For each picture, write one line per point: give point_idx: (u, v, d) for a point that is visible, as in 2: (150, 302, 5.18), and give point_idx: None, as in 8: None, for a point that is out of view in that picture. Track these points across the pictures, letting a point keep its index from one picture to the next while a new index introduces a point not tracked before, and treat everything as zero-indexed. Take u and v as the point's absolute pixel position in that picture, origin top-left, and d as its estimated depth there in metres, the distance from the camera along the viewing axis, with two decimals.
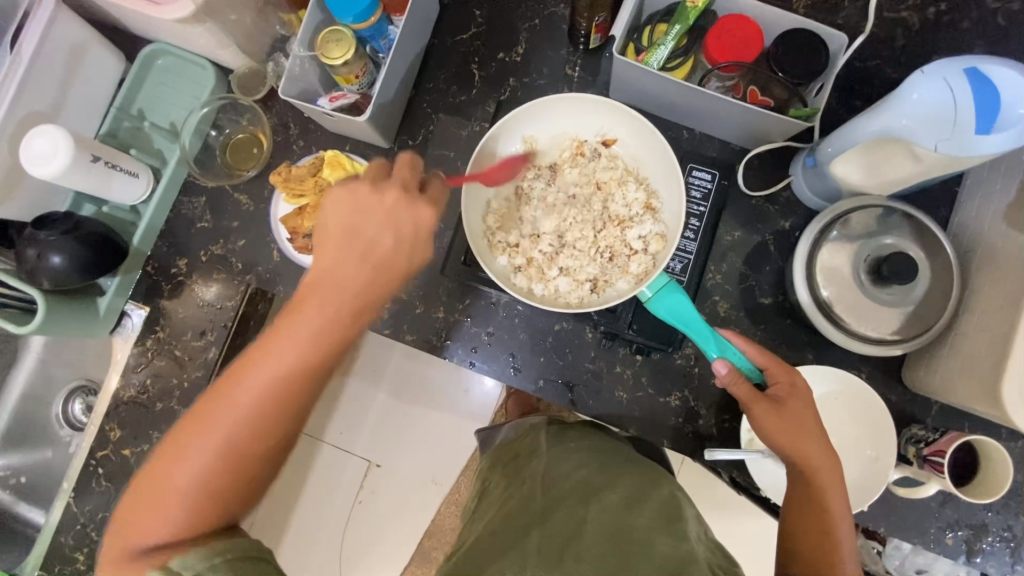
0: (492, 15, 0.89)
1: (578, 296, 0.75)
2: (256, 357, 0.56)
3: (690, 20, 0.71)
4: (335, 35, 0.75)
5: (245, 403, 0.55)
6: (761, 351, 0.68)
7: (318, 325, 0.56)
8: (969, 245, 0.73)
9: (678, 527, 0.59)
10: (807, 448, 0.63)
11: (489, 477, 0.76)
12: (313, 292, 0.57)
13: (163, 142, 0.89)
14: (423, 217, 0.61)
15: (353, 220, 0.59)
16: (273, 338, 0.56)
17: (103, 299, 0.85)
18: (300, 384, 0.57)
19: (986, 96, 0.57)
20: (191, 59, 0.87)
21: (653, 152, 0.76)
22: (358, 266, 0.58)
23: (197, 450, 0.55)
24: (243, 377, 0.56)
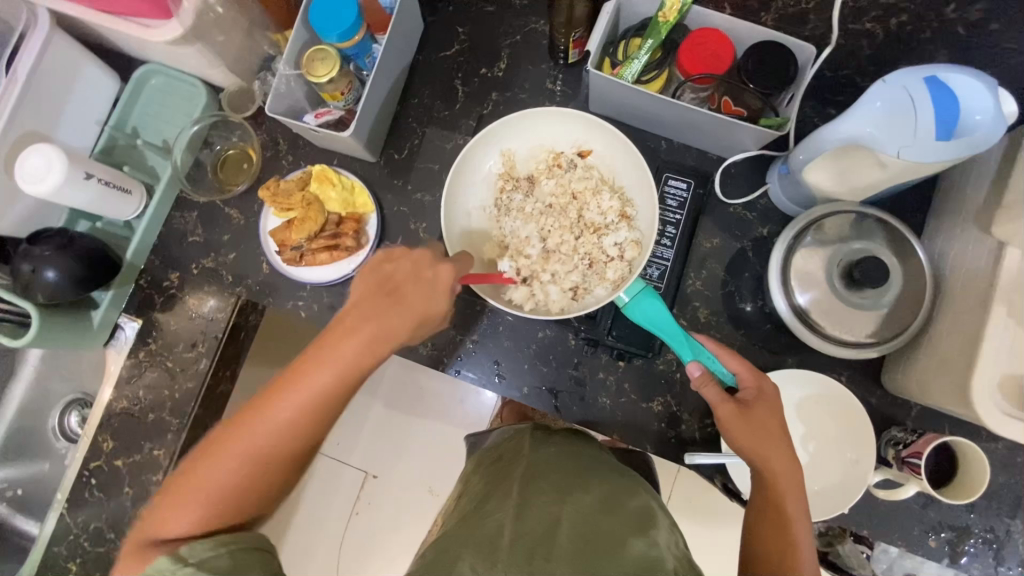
0: (475, 31, 0.91)
1: (559, 304, 0.77)
2: (291, 384, 0.56)
3: (662, 34, 0.74)
4: (319, 54, 0.78)
5: (277, 427, 0.56)
6: (735, 358, 0.69)
7: (352, 360, 0.57)
8: (942, 249, 0.75)
9: (649, 532, 0.61)
10: (769, 453, 0.64)
11: (469, 481, 0.77)
12: (352, 328, 0.58)
13: (156, 159, 0.92)
14: (445, 275, 0.64)
15: (387, 263, 0.63)
16: (307, 368, 0.57)
17: (96, 313, 0.87)
18: (331, 411, 0.58)
19: (944, 101, 0.59)
20: (183, 78, 0.90)
21: (627, 162, 0.78)
22: (396, 309, 0.59)
23: (222, 467, 0.56)
24: (276, 402, 0.56)
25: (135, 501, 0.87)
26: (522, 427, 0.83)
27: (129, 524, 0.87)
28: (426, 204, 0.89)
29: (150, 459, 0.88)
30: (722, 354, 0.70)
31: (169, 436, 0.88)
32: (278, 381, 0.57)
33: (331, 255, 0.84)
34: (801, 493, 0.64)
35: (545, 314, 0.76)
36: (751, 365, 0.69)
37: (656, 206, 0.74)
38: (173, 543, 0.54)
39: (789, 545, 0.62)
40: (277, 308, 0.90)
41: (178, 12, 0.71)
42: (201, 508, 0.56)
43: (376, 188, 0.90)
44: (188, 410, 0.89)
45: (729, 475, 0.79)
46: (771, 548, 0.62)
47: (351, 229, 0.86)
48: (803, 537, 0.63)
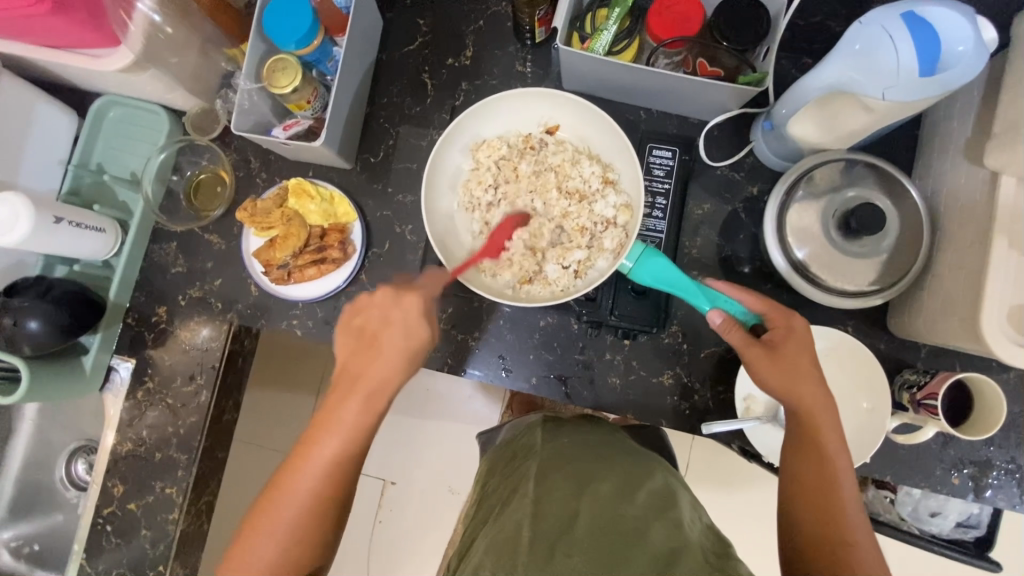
0: (437, 21, 0.89)
1: (564, 284, 0.75)
2: (309, 452, 0.60)
3: (629, 1, 0.72)
4: (279, 64, 0.75)
5: (303, 494, 0.59)
6: (759, 299, 0.69)
7: (359, 418, 0.61)
8: (935, 186, 0.74)
9: (670, 515, 0.60)
10: (802, 389, 0.64)
11: (487, 483, 0.76)
12: (349, 389, 0.62)
13: (127, 194, 0.88)
14: (412, 307, 0.64)
15: (357, 316, 0.65)
16: (319, 433, 0.61)
17: (87, 358, 0.85)
18: (350, 468, 0.61)
19: (925, 37, 0.57)
20: (142, 106, 0.87)
21: (597, 127, 0.76)
22: (381, 358, 0.62)
23: (263, 546, 0.59)
24: (299, 474, 0.60)
25: (154, 542, 0.86)
26: (534, 420, 0.83)
27: (151, 566, 0.85)
28: (409, 205, 0.87)
29: (163, 498, 0.86)
30: (738, 290, 0.70)
31: (179, 472, 0.86)
32: (293, 458, 0.61)
33: (319, 269, 0.83)
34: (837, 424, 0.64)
35: (554, 299, 0.74)
36: (775, 305, 0.69)
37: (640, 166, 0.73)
38: None
39: (832, 488, 0.61)
40: (271, 329, 0.88)
41: (127, 39, 0.68)
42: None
43: (356, 195, 0.88)
44: (195, 444, 0.87)
45: (747, 439, 0.78)
46: (810, 490, 0.61)
47: (336, 240, 0.84)
48: (846, 471, 0.62)
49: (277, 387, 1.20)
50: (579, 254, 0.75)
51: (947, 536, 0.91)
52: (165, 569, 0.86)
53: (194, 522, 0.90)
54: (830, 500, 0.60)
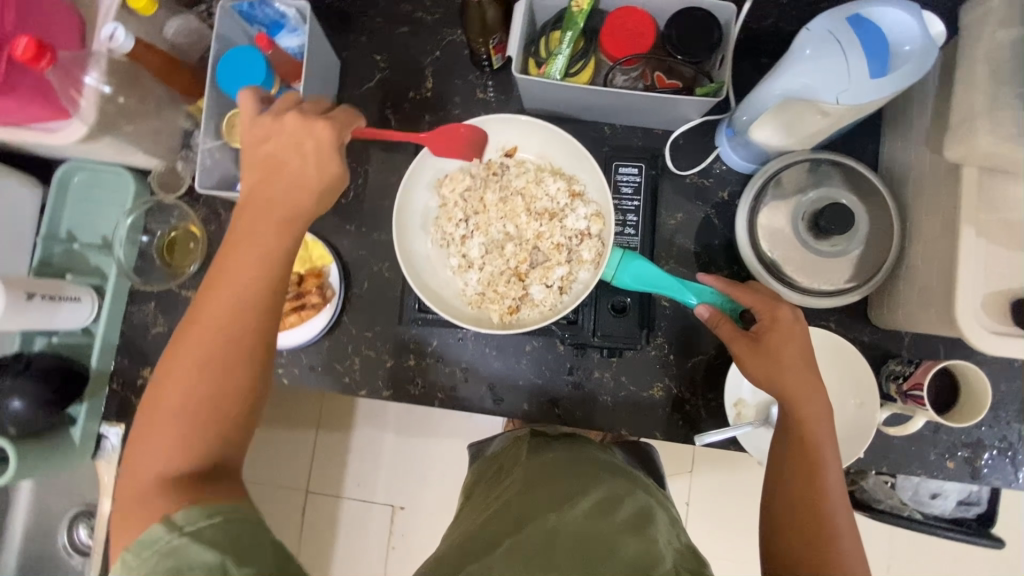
0: (394, 55, 0.89)
1: (551, 304, 0.72)
2: (218, 276, 0.58)
3: (580, 24, 0.72)
4: (237, 117, 0.76)
5: (215, 327, 0.56)
6: (745, 292, 0.66)
7: (265, 241, 0.59)
8: (901, 177, 0.74)
9: (647, 531, 0.60)
10: (785, 378, 0.62)
11: (473, 494, 0.78)
12: (256, 211, 0.60)
13: (99, 258, 0.88)
14: (322, 135, 0.62)
15: (260, 144, 0.62)
16: (228, 260, 0.59)
17: (76, 428, 0.85)
18: (262, 304, 0.58)
19: (872, 40, 0.58)
20: (105, 169, 0.86)
21: (556, 142, 0.74)
22: (282, 183, 0.61)
23: (175, 391, 0.55)
24: (209, 302, 0.57)
25: None
26: (519, 434, 0.82)
27: None
28: (384, 243, 0.87)
29: None
30: (728, 286, 0.68)
31: None
32: (204, 294, 0.58)
33: (300, 315, 0.82)
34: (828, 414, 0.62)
35: (544, 319, 0.71)
36: (760, 294, 0.66)
37: (602, 174, 0.71)
38: (160, 471, 0.53)
39: (813, 479, 0.59)
40: None
41: (78, 112, 0.68)
42: (176, 435, 0.55)
43: (330, 238, 0.87)
44: None
45: (740, 444, 0.79)
46: (790, 478, 0.60)
47: (314, 285, 0.83)
48: (834, 459, 0.61)
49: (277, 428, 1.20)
50: (557, 271, 0.72)
51: (949, 515, 0.91)
52: None
53: None
54: (810, 492, 0.59)
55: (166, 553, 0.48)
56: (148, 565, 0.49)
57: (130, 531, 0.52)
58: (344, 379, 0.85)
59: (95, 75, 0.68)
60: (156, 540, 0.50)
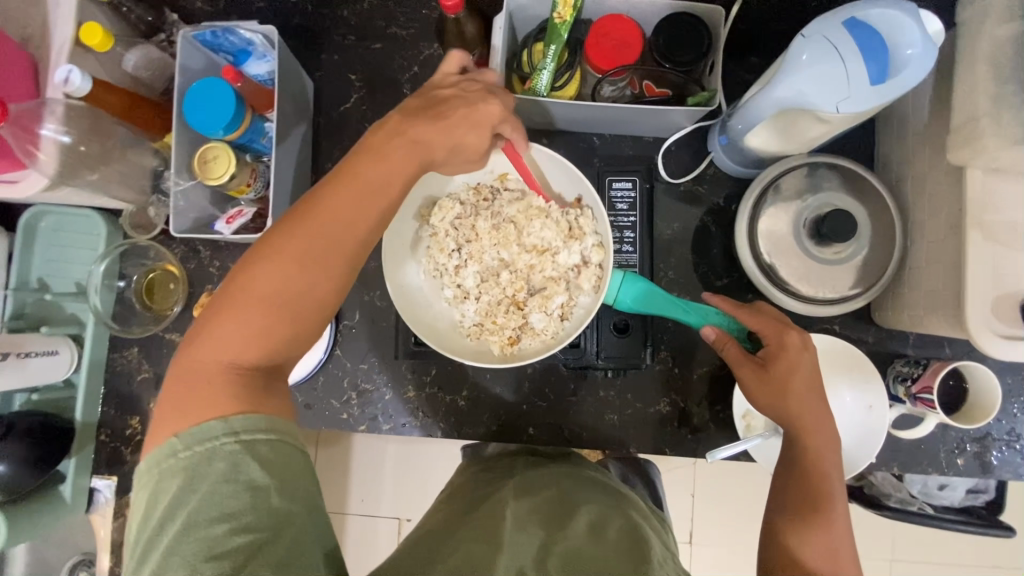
0: (369, 73, 0.85)
1: (554, 332, 0.70)
2: (347, 173, 0.54)
3: (563, 36, 0.68)
4: (210, 152, 0.71)
5: (333, 223, 0.52)
6: (753, 315, 0.66)
7: (405, 162, 0.56)
8: (899, 175, 0.73)
9: (641, 552, 0.56)
10: (800, 407, 0.61)
11: (456, 495, 0.72)
12: (399, 136, 0.56)
13: (74, 306, 0.84)
14: (489, 111, 0.58)
15: (438, 91, 0.59)
16: (367, 157, 0.55)
17: (66, 486, 0.81)
18: (373, 222, 0.55)
19: (871, 45, 0.56)
20: (73, 212, 0.82)
21: (548, 166, 0.72)
22: (440, 124, 0.57)
23: (274, 269, 0.51)
24: (330, 199, 0.53)
25: None
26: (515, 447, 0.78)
27: None
28: (373, 270, 0.84)
29: None
30: (739, 308, 0.67)
31: None
32: (326, 185, 0.54)
33: None
34: (834, 445, 0.62)
35: (546, 349, 0.69)
36: (768, 318, 0.66)
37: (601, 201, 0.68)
38: (236, 350, 0.50)
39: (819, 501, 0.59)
40: None
41: (36, 164, 0.64)
42: (259, 317, 0.50)
43: None
44: None
45: (751, 455, 0.77)
46: (795, 500, 0.60)
47: None
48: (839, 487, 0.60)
49: None
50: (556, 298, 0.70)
51: (959, 505, 0.92)
52: None
53: None
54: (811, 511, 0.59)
55: (220, 455, 0.46)
56: (196, 460, 0.46)
57: (181, 412, 0.48)
58: (342, 414, 0.82)
59: (51, 124, 0.63)
60: (209, 437, 0.47)
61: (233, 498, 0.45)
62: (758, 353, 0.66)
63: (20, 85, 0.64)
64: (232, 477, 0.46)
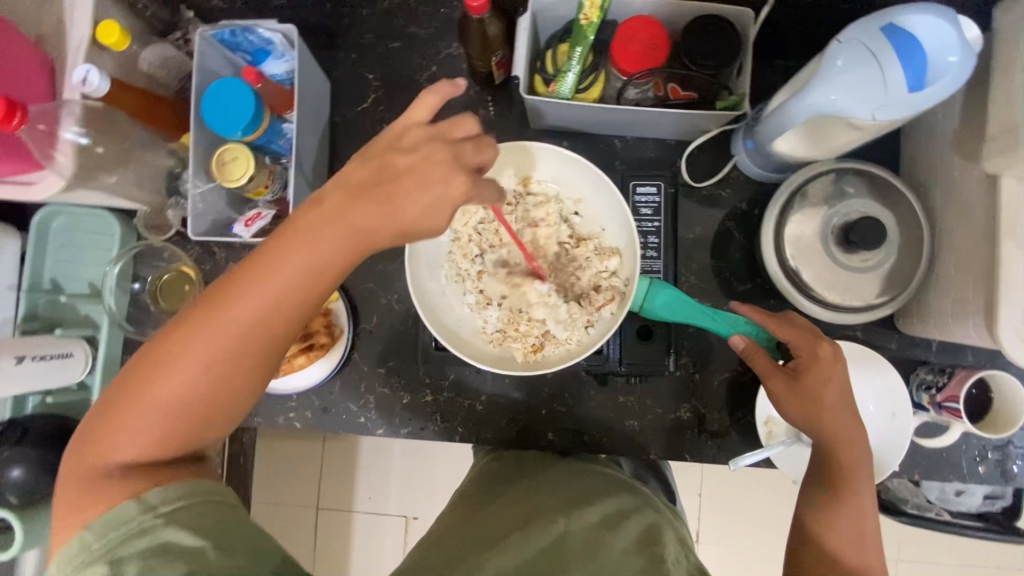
0: (388, 73, 0.83)
1: (577, 340, 0.70)
2: (260, 265, 0.48)
3: (589, 36, 0.66)
4: (228, 154, 0.70)
5: (235, 326, 0.47)
6: (781, 325, 0.65)
7: (334, 252, 0.48)
8: (927, 182, 0.72)
9: (653, 549, 0.57)
10: (833, 422, 0.61)
11: (466, 487, 0.73)
12: (324, 222, 0.48)
13: (88, 308, 0.82)
14: (455, 189, 0.50)
15: (392, 157, 0.50)
16: (287, 247, 0.48)
17: None
18: (295, 315, 0.49)
19: (911, 52, 0.54)
20: (88, 213, 0.81)
21: (576, 172, 0.72)
22: (377, 209, 0.49)
23: (173, 372, 0.47)
24: (242, 297, 0.47)
25: None
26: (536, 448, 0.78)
27: None
28: (391, 273, 0.83)
29: None
30: (768, 318, 0.67)
31: None
32: (238, 274, 0.48)
33: (308, 356, 0.77)
34: (867, 453, 0.63)
35: (568, 357, 0.68)
36: (800, 329, 0.65)
37: (628, 209, 0.68)
38: (127, 453, 0.48)
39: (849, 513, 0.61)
40: (268, 425, 0.83)
41: (53, 165, 0.62)
42: (153, 422, 0.47)
43: None
44: None
45: (773, 462, 0.77)
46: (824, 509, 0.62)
47: (322, 324, 0.79)
48: (868, 495, 0.62)
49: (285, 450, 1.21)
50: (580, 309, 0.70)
51: (976, 511, 0.91)
52: None
53: None
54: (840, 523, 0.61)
55: (141, 533, 0.46)
56: (111, 547, 0.46)
57: (76, 509, 0.47)
58: (359, 418, 0.81)
59: (70, 126, 0.62)
60: (122, 522, 0.46)
61: (169, 568, 0.45)
62: (788, 364, 0.65)
63: (36, 84, 0.63)
64: (160, 551, 0.46)
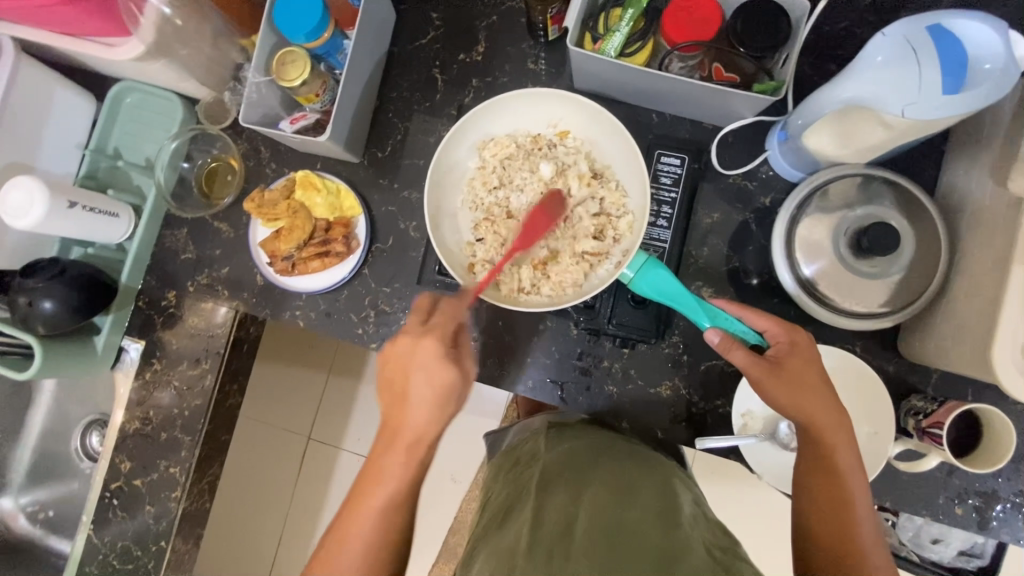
0: (450, 15, 0.88)
1: (560, 292, 0.74)
2: (359, 498, 0.63)
3: (642, 3, 0.70)
4: (289, 56, 0.75)
5: (356, 547, 0.61)
6: (761, 316, 0.67)
7: (402, 473, 0.62)
8: (957, 206, 0.70)
9: (671, 514, 0.60)
10: (812, 408, 0.62)
11: (493, 486, 0.80)
12: (391, 442, 0.63)
13: (140, 179, 0.90)
14: (429, 350, 0.63)
15: (386, 366, 0.65)
16: (359, 504, 0.62)
17: (99, 337, 0.88)
18: (401, 517, 0.63)
19: (950, 52, 0.55)
20: (156, 92, 0.88)
21: (610, 136, 0.74)
22: (412, 405, 0.63)
23: None
24: (341, 545, 0.61)
25: (157, 518, 0.89)
26: (537, 427, 0.85)
27: (154, 541, 0.89)
28: (415, 202, 0.87)
29: (167, 477, 0.89)
30: (742, 310, 0.68)
31: (183, 452, 0.89)
32: (344, 513, 0.63)
33: (323, 262, 0.84)
34: (852, 440, 0.63)
35: (545, 302, 0.73)
36: (780, 320, 0.67)
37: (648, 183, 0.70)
38: None
39: (848, 522, 0.60)
40: (275, 319, 0.89)
41: (137, 30, 0.70)
42: None
43: (363, 190, 0.88)
44: (199, 427, 0.90)
45: (742, 456, 0.77)
46: (818, 503, 0.62)
47: (340, 234, 0.84)
48: (858, 484, 0.61)
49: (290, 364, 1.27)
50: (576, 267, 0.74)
51: (948, 563, 0.96)
52: (167, 544, 0.89)
53: (196, 500, 0.93)
54: (845, 528, 0.60)
55: None
56: None
57: None
58: (356, 329, 0.86)
59: None
60: None
61: None
62: (768, 354, 0.66)
63: None
64: None
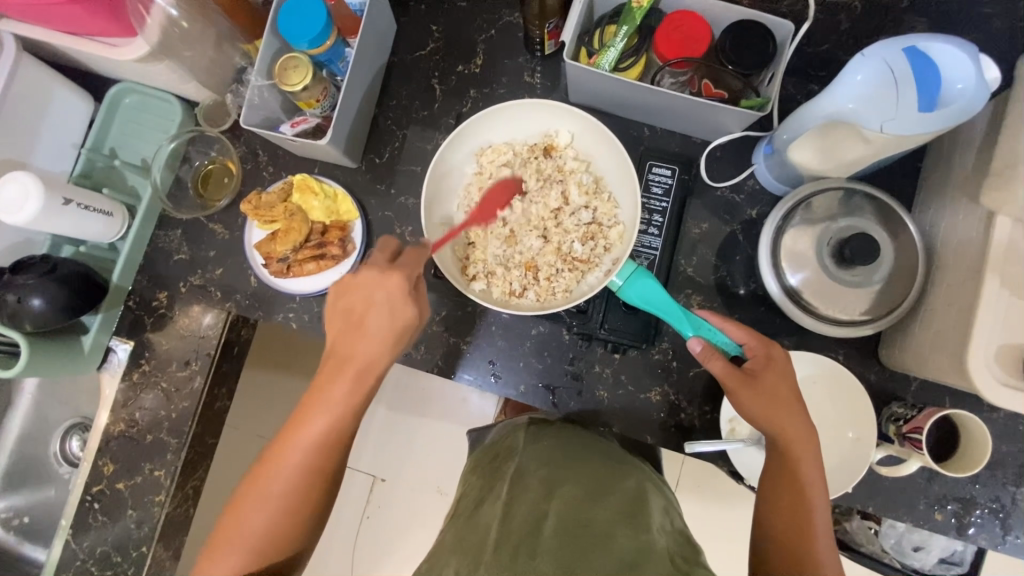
0: (450, 27, 0.90)
1: (548, 297, 0.76)
2: (297, 420, 0.64)
3: (637, 20, 0.73)
4: (291, 62, 0.77)
5: (293, 467, 0.63)
6: (738, 328, 0.69)
7: (346, 398, 0.63)
8: (933, 220, 0.74)
9: (637, 518, 0.61)
10: (784, 419, 0.64)
11: (470, 479, 0.80)
12: (339, 369, 0.64)
13: (136, 179, 0.90)
14: (394, 288, 0.63)
15: (343, 298, 0.65)
16: (297, 427, 0.64)
17: (86, 337, 0.87)
18: (340, 441, 0.65)
19: (924, 74, 0.58)
20: (157, 95, 0.89)
21: (605, 147, 0.76)
22: (365, 338, 0.64)
23: (257, 506, 0.63)
24: (281, 458, 0.63)
25: (139, 524, 0.87)
26: (519, 423, 0.85)
27: (134, 547, 0.87)
28: (411, 207, 0.88)
29: (151, 480, 0.88)
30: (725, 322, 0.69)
31: (168, 455, 0.88)
32: (286, 431, 0.64)
33: (318, 265, 0.84)
34: (817, 452, 0.64)
35: (534, 305, 0.76)
36: (755, 332, 0.69)
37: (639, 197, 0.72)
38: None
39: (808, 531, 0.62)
40: (268, 321, 0.89)
41: (143, 30, 0.72)
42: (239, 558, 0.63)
43: (360, 195, 0.89)
44: (186, 430, 0.88)
45: (730, 460, 0.78)
46: (782, 512, 0.63)
47: (336, 237, 0.85)
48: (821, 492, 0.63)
49: (277, 370, 1.26)
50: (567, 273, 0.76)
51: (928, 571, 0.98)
52: (148, 551, 0.87)
53: (179, 505, 0.91)
54: (802, 534, 0.62)
55: None
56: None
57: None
58: None
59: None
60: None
61: None
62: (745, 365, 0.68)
63: None
64: None
